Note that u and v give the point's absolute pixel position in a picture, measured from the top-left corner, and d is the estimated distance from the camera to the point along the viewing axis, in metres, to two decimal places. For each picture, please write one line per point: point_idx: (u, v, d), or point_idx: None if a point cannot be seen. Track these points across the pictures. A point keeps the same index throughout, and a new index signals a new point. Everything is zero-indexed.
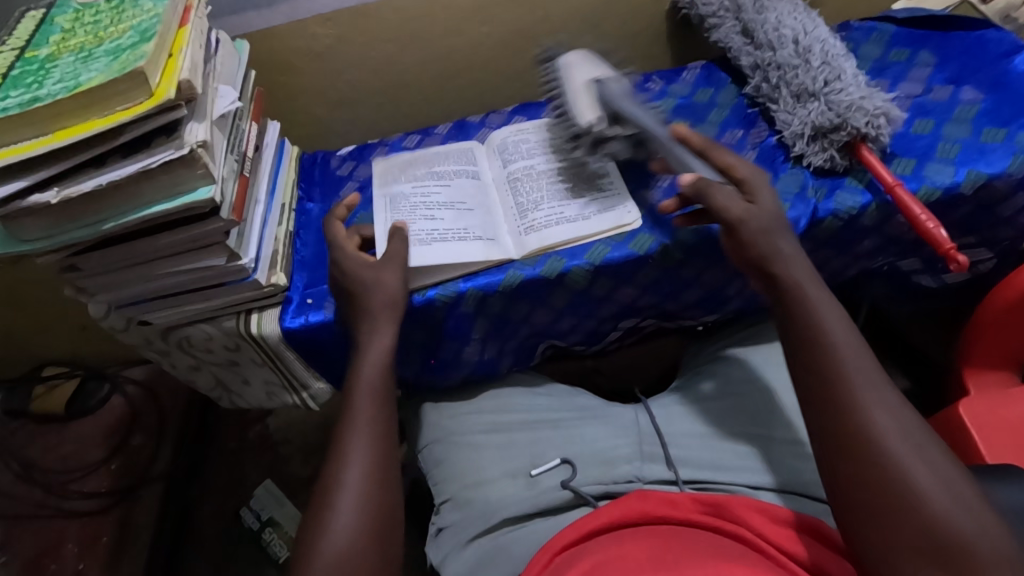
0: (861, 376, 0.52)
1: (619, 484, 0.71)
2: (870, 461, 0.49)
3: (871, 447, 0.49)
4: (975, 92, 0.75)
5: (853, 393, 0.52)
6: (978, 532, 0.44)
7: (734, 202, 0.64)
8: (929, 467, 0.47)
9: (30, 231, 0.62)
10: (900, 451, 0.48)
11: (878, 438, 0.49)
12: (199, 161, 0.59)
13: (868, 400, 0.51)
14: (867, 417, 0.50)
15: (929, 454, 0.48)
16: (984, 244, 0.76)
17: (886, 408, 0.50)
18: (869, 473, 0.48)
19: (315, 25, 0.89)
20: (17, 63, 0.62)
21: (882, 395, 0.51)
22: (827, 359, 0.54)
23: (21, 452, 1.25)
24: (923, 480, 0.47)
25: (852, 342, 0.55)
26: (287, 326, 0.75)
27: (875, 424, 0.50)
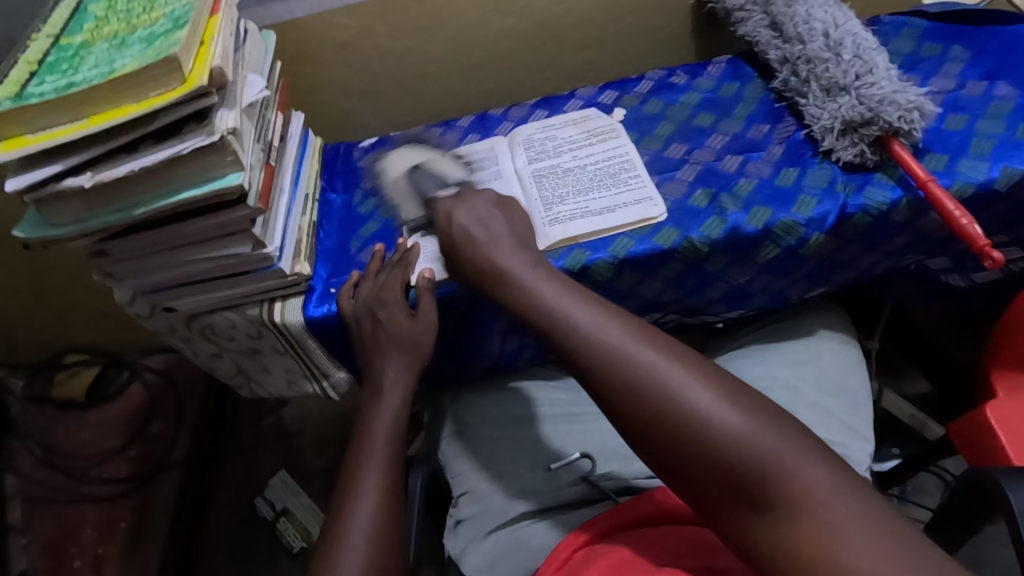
0: (609, 340, 0.48)
1: (641, 480, 0.69)
2: (653, 419, 0.44)
3: (646, 404, 0.45)
4: (1010, 88, 0.74)
5: (607, 358, 0.47)
6: (769, 434, 0.42)
7: (468, 217, 0.64)
8: (696, 388, 0.44)
9: (62, 216, 0.62)
10: (671, 388, 0.44)
11: (651, 389, 0.45)
12: (228, 147, 0.60)
13: (619, 359, 0.47)
14: (635, 376, 0.46)
15: (687, 374, 0.45)
16: (1017, 243, 0.74)
17: (637, 360, 0.46)
18: (660, 438, 0.44)
19: (340, 16, 0.89)
20: (51, 50, 0.63)
21: (624, 340, 0.48)
22: (572, 333, 0.49)
23: (43, 436, 1.27)
24: (700, 406, 0.43)
25: (581, 302, 0.51)
26: (310, 315, 0.76)
27: (642, 371, 0.46)
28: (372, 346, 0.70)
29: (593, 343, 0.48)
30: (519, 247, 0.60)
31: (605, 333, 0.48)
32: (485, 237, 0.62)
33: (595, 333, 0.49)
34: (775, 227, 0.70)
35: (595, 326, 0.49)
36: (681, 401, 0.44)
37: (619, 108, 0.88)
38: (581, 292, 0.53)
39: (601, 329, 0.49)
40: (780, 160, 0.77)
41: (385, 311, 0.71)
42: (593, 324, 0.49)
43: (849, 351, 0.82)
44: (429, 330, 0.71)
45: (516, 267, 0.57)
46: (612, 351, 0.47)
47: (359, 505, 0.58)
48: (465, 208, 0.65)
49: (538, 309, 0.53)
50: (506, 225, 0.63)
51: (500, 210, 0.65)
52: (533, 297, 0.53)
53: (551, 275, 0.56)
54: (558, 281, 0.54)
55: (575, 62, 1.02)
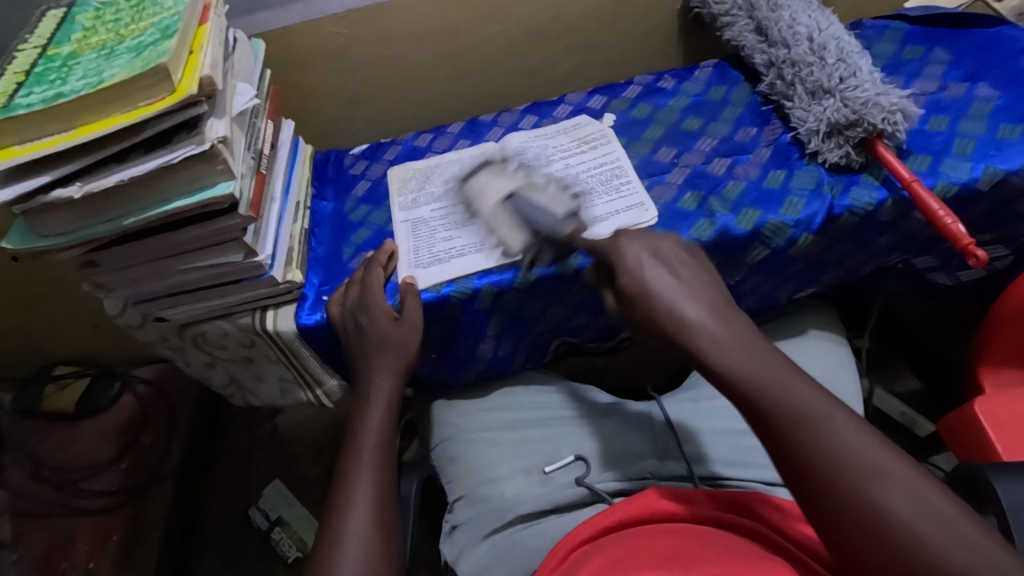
0: (826, 432, 0.44)
1: (634, 482, 0.70)
2: (854, 524, 0.41)
3: (850, 513, 0.41)
4: (990, 89, 0.75)
5: (818, 446, 0.44)
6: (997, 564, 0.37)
7: (637, 261, 0.57)
8: (904, 494, 0.41)
9: (52, 227, 0.62)
10: (874, 495, 0.41)
11: (857, 490, 0.42)
12: (219, 156, 0.60)
13: (837, 452, 0.43)
14: (836, 475, 0.42)
15: (902, 477, 0.41)
16: (1001, 241, 0.76)
17: (854, 461, 0.42)
18: (870, 554, 0.40)
19: (330, 24, 0.90)
20: (38, 60, 0.63)
21: (844, 434, 0.44)
22: (783, 410, 0.46)
23: (32, 449, 1.26)
24: (925, 528, 0.39)
25: (788, 377, 0.47)
26: (303, 322, 0.75)
27: (854, 478, 0.42)
28: (363, 353, 0.70)
29: (805, 429, 0.44)
30: (696, 304, 0.53)
31: (821, 425, 0.44)
32: (667, 291, 0.54)
33: (812, 419, 0.45)
34: (764, 228, 0.71)
35: (805, 415, 0.45)
36: (890, 513, 0.40)
37: (608, 113, 0.89)
38: (783, 366, 0.48)
39: (813, 415, 0.45)
40: (767, 162, 0.78)
41: (366, 311, 0.71)
42: (808, 407, 0.45)
43: (840, 350, 0.82)
44: (413, 333, 0.71)
45: (714, 331, 0.51)
46: (817, 447, 0.44)
47: (351, 513, 0.57)
48: (636, 257, 0.58)
49: (736, 376, 0.48)
50: (685, 278, 0.55)
51: (668, 261, 0.57)
52: (737, 372, 0.48)
53: (751, 336, 0.51)
54: (752, 350, 0.49)
55: (564, 67, 1.02)
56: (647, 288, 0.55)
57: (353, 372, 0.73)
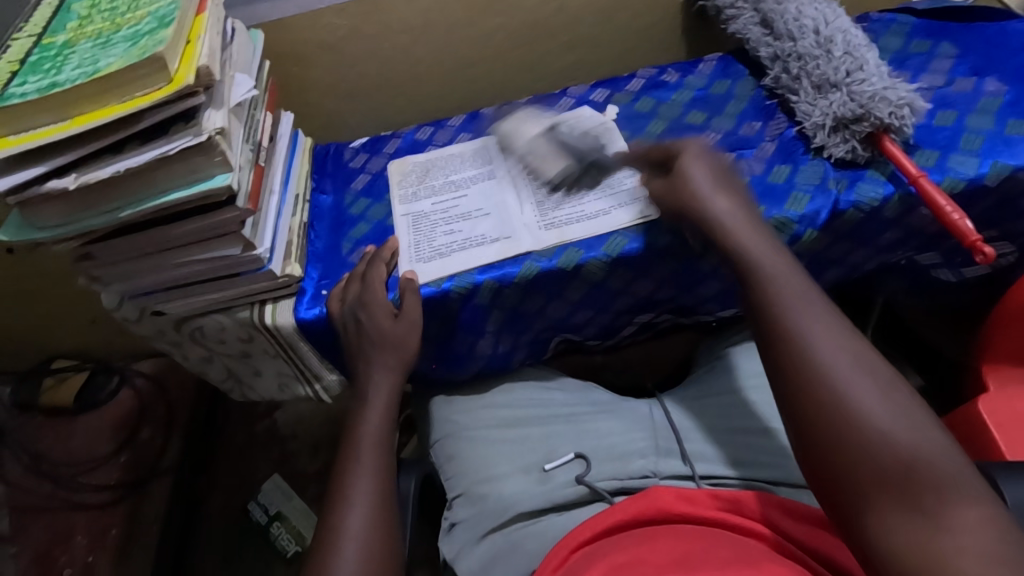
0: (799, 314, 0.51)
1: (635, 480, 0.69)
2: (805, 379, 0.47)
3: (816, 378, 0.47)
4: (998, 84, 0.74)
5: (800, 320, 0.51)
6: (937, 453, 0.42)
7: (695, 163, 0.66)
8: (871, 381, 0.46)
9: (47, 219, 0.61)
10: (837, 367, 0.47)
11: (814, 364, 0.48)
12: (216, 148, 0.59)
13: (816, 330, 0.49)
14: (807, 347, 0.49)
15: (873, 367, 0.47)
16: (1007, 238, 0.75)
17: (832, 337, 0.49)
18: (815, 409, 0.46)
19: (330, 16, 0.89)
20: (33, 49, 0.62)
21: (819, 318, 0.50)
22: (775, 288, 0.53)
23: (30, 443, 1.25)
24: (863, 402, 0.45)
25: (790, 272, 0.55)
26: (301, 317, 0.75)
27: (816, 348, 0.48)
28: (362, 348, 0.70)
29: (787, 308, 0.52)
30: (727, 203, 0.62)
31: (803, 308, 0.51)
32: (705, 186, 0.64)
33: (801, 301, 0.52)
34: (768, 224, 0.70)
35: (792, 295, 0.53)
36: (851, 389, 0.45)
37: (611, 106, 0.88)
38: (792, 266, 0.56)
39: (798, 299, 0.52)
40: (772, 157, 0.77)
41: (366, 307, 0.70)
42: (799, 296, 0.53)
43: None
44: (412, 329, 0.70)
45: (731, 224, 0.60)
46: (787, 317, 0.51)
47: (351, 511, 0.57)
48: (697, 162, 0.66)
49: (745, 260, 0.57)
50: (723, 180, 0.65)
51: (721, 169, 0.66)
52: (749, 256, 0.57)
53: (766, 240, 0.59)
54: (766, 247, 0.58)
55: (566, 60, 1.01)
56: (693, 180, 0.64)
57: (352, 367, 0.72)
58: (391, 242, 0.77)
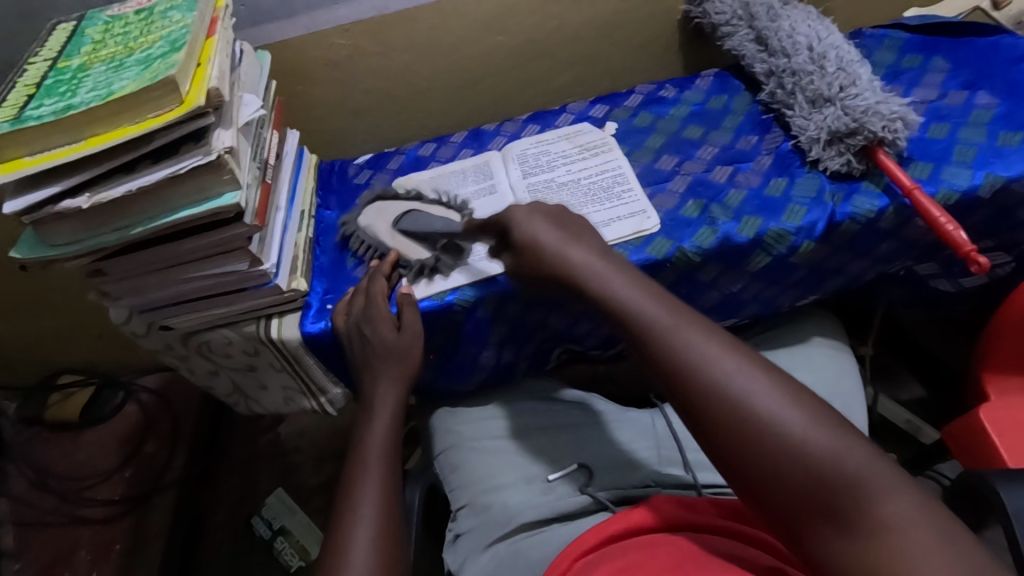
0: (689, 338, 0.50)
1: (635, 489, 0.71)
2: (709, 403, 0.46)
3: (711, 404, 0.46)
4: (989, 97, 0.76)
5: (680, 349, 0.50)
6: (850, 449, 0.42)
7: (534, 228, 0.66)
8: (764, 391, 0.46)
9: (60, 236, 0.63)
10: (732, 386, 0.46)
11: (716, 386, 0.47)
12: (225, 166, 0.61)
13: (697, 358, 0.49)
14: (696, 372, 0.48)
15: (758, 378, 0.46)
16: (1003, 247, 0.76)
17: (712, 358, 0.48)
18: (726, 433, 0.45)
19: (334, 36, 0.91)
20: (49, 73, 0.64)
21: (703, 342, 0.50)
22: (652, 323, 0.52)
23: (37, 458, 1.26)
24: (771, 412, 0.44)
25: (656, 305, 0.54)
26: (307, 330, 0.76)
27: (710, 368, 0.48)
28: (368, 362, 0.71)
29: (668, 338, 0.51)
30: (584, 251, 0.62)
31: (683, 333, 0.51)
32: (558, 242, 0.64)
33: (673, 330, 0.51)
34: (766, 235, 0.71)
35: (669, 324, 0.52)
36: (750, 403, 0.45)
37: (611, 122, 0.90)
38: (665, 296, 0.55)
39: (672, 327, 0.51)
40: (768, 170, 0.78)
41: (371, 322, 0.71)
42: (674, 323, 0.52)
43: (841, 356, 0.82)
44: (416, 339, 0.71)
45: (596, 269, 0.60)
46: (675, 342, 0.50)
47: (358, 521, 0.57)
48: (534, 223, 0.67)
49: (617, 299, 0.56)
50: (572, 231, 0.65)
51: (562, 220, 0.67)
52: (623, 296, 0.56)
53: (635, 275, 0.58)
54: (632, 279, 0.58)
55: (566, 77, 1.04)
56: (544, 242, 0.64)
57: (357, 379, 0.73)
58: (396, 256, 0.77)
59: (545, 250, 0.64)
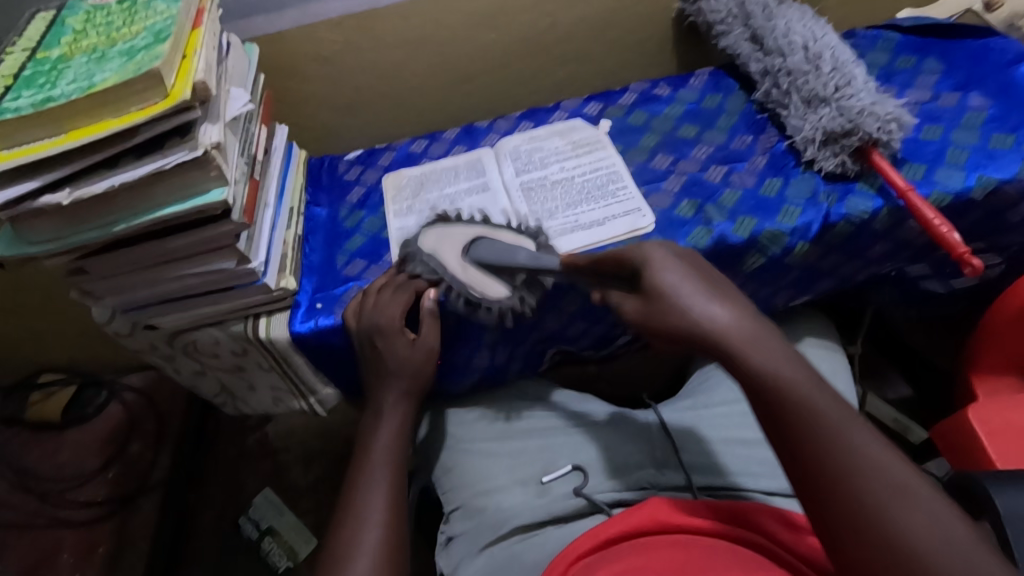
0: (848, 442, 0.42)
1: (633, 492, 0.70)
2: (856, 532, 0.40)
3: (868, 538, 0.39)
4: (982, 99, 0.76)
5: (844, 452, 0.42)
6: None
7: (664, 272, 0.51)
8: (926, 523, 0.38)
9: (40, 233, 0.61)
10: (886, 511, 0.39)
11: (870, 510, 0.40)
12: (212, 162, 0.59)
13: (864, 464, 0.41)
14: (854, 484, 0.41)
15: (928, 505, 0.39)
16: (994, 249, 0.77)
17: (876, 470, 0.41)
18: (872, 564, 0.39)
19: (324, 30, 0.89)
20: (27, 64, 0.62)
21: (864, 445, 0.42)
22: (801, 412, 0.44)
23: (16, 459, 1.23)
24: (932, 552, 0.37)
25: (819, 392, 0.45)
26: (296, 330, 0.74)
27: (864, 483, 0.40)
28: (378, 372, 0.70)
29: (830, 436, 0.42)
30: (729, 311, 0.48)
31: (841, 435, 0.43)
32: (686, 295, 0.49)
33: (835, 429, 0.43)
34: (761, 236, 0.71)
35: (819, 425, 0.43)
36: (907, 538, 0.38)
37: (605, 120, 0.89)
38: (815, 377, 0.45)
39: (841, 424, 0.43)
40: (763, 170, 0.78)
41: (382, 335, 0.69)
42: (837, 421, 0.43)
43: (834, 357, 0.82)
44: (429, 357, 0.70)
45: (740, 337, 0.47)
46: (823, 433, 0.43)
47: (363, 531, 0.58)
48: (668, 268, 0.51)
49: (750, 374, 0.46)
50: (714, 283, 0.51)
51: (694, 264, 0.52)
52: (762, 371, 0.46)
53: (782, 347, 0.47)
54: (783, 352, 0.47)
55: (559, 74, 1.03)
56: (669, 284, 0.50)
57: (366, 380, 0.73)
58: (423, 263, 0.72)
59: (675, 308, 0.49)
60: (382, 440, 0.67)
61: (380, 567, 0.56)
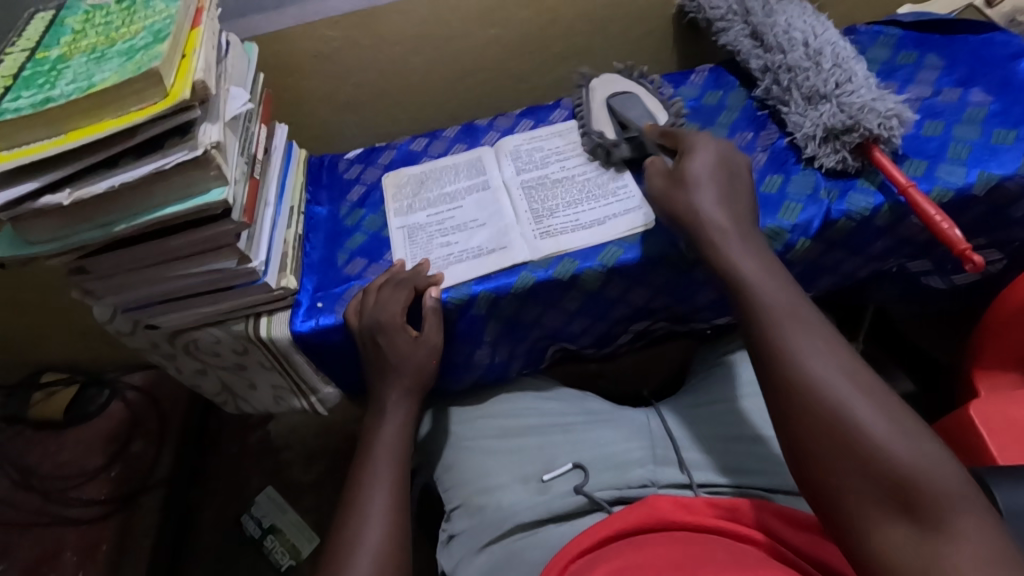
0: (801, 331, 0.52)
1: (633, 489, 0.69)
2: (795, 393, 0.49)
3: (807, 395, 0.48)
4: (984, 95, 0.76)
5: (795, 341, 0.51)
6: (942, 465, 0.43)
7: (699, 155, 0.65)
8: (865, 400, 0.47)
9: (40, 233, 0.61)
10: (828, 382, 0.48)
11: (808, 382, 0.49)
12: (212, 161, 0.59)
13: (803, 349, 0.50)
14: (796, 364, 0.50)
15: (869, 386, 0.48)
16: (995, 245, 0.77)
17: (824, 356, 0.50)
18: (810, 419, 0.47)
19: (324, 28, 0.89)
20: (26, 63, 0.62)
21: (811, 338, 0.51)
22: (766, 309, 0.54)
23: (20, 458, 1.24)
24: (860, 415, 0.46)
25: (778, 285, 0.56)
26: (297, 329, 0.74)
27: (808, 366, 0.49)
28: (380, 371, 0.70)
29: (782, 326, 0.52)
30: (721, 210, 0.61)
31: (791, 326, 0.52)
32: (701, 180, 0.63)
33: (788, 315, 0.53)
34: (762, 233, 0.71)
35: (780, 315, 0.53)
36: (842, 404, 0.47)
37: None
38: (784, 279, 0.56)
39: (800, 322, 0.52)
40: (764, 167, 0.78)
41: (384, 334, 0.69)
42: (792, 314, 0.53)
43: None
44: (431, 355, 0.71)
45: (725, 226, 0.60)
46: (778, 322, 0.53)
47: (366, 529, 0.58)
48: (706, 154, 0.65)
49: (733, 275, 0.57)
50: (722, 177, 0.64)
51: (723, 163, 0.65)
52: (740, 273, 0.57)
53: (762, 255, 0.58)
54: (760, 254, 0.59)
55: (559, 71, 1.02)
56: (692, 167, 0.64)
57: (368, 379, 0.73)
58: (426, 265, 0.74)
59: (688, 196, 0.63)
60: (384, 438, 0.67)
61: (383, 565, 0.56)
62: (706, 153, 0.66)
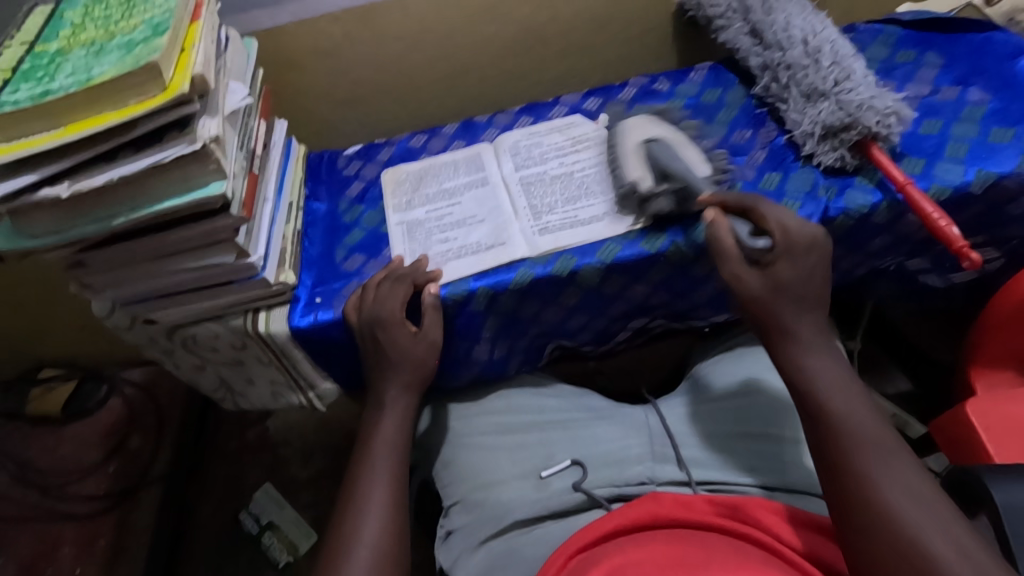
0: (878, 457, 0.50)
1: (631, 487, 0.69)
2: (864, 517, 0.48)
3: (877, 522, 0.47)
4: (982, 93, 0.76)
5: (867, 465, 0.50)
6: None
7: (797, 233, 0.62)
8: (938, 533, 0.45)
9: (39, 227, 0.61)
10: (898, 513, 0.47)
11: (879, 507, 0.48)
12: (211, 156, 0.59)
13: (872, 473, 0.49)
14: (868, 493, 0.49)
15: (943, 519, 0.46)
16: (993, 243, 0.77)
17: (917, 500, 0.47)
18: (877, 543, 0.47)
19: (323, 24, 0.89)
20: (26, 57, 0.62)
21: (888, 464, 0.50)
22: (843, 430, 0.52)
23: (18, 454, 1.24)
24: (930, 547, 0.45)
25: (860, 408, 0.54)
26: (295, 325, 0.74)
27: (881, 491, 0.48)
28: (377, 366, 0.70)
29: (858, 447, 0.51)
30: (791, 314, 0.60)
31: (864, 449, 0.51)
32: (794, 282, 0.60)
33: (860, 437, 0.52)
34: None
35: (855, 439, 0.52)
36: (914, 536, 0.45)
37: (604, 114, 0.89)
38: (864, 398, 0.55)
39: (873, 440, 0.51)
40: (762, 165, 0.78)
41: (383, 330, 0.69)
42: (869, 436, 0.52)
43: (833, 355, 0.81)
44: (430, 352, 0.71)
45: (803, 340, 0.59)
46: (850, 444, 0.52)
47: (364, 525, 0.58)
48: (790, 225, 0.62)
49: (807, 386, 0.56)
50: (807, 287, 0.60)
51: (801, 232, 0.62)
52: (813, 384, 0.56)
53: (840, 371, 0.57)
54: (840, 374, 0.56)
55: (559, 68, 1.02)
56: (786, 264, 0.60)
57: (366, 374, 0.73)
58: (423, 260, 0.74)
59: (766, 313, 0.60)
60: (382, 434, 0.67)
61: (380, 560, 0.56)
62: (800, 254, 0.61)
